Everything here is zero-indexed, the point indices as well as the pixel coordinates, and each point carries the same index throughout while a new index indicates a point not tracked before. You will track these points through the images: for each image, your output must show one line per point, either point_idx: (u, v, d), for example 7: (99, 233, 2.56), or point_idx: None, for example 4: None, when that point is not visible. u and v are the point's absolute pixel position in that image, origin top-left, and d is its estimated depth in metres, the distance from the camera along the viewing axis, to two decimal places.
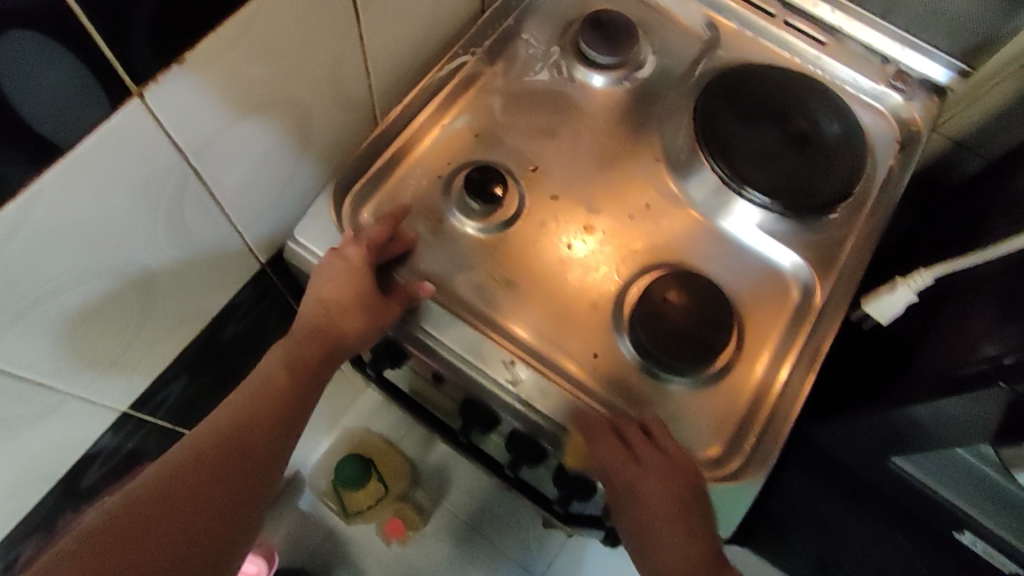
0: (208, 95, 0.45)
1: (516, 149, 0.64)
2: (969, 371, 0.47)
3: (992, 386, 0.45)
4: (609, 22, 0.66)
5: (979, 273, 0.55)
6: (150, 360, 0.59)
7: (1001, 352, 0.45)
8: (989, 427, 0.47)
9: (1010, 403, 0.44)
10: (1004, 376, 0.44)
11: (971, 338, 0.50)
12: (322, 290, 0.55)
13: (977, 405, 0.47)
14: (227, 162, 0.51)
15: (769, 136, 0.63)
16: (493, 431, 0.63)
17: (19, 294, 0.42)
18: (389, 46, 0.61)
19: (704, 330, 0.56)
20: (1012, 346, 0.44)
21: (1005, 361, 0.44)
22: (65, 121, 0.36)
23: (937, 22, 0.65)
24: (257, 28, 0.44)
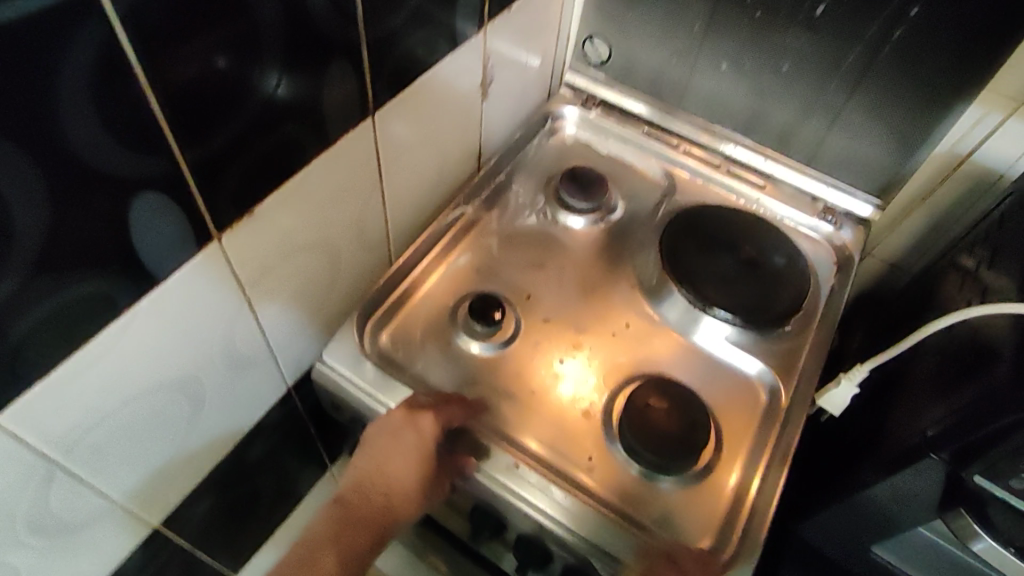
0: (266, 240, 0.56)
1: (511, 280, 0.75)
2: (907, 445, 0.55)
3: (927, 458, 0.53)
4: (584, 176, 0.80)
5: (903, 358, 0.64)
6: (185, 476, 0.64)
7: (926, 426, 0.53)
8: (938, 492, 0.54)
9: (946, 469, 0.52)
10: (933, 447, 0.52)
11: (904, 415, 0.57)
12: (375, 454, 0.60)
13: (923, 477, 0.55)
14: (272, 295, 0.61)
15: (725, 264, 0.74)
16: (499, 538, 0.67)
17: (101, 405, 0.49)
18: (402, 200, 0.73)
19: (688, 431, 0.63)
20: (934, 419, 0.52)
21: (930, 435, 0.52)
22: (161, 256, 0.46)
23: (851, 167, 0.79)
24: (306, 187, 0.57)
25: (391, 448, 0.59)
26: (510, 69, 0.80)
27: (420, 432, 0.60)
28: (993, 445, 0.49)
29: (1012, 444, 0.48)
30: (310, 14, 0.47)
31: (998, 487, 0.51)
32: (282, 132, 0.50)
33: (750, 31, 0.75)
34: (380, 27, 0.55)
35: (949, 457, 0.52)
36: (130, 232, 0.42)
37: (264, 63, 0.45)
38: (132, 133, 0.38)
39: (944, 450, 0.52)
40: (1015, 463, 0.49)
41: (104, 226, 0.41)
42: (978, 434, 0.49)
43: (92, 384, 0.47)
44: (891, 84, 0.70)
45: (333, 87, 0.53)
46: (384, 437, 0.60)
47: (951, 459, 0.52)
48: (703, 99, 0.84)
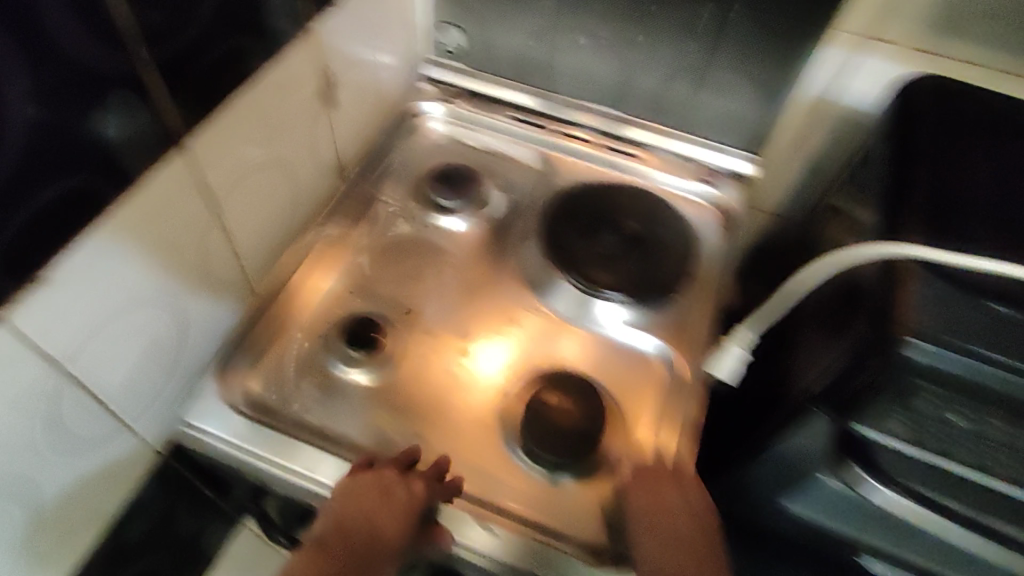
0: (79, 304, 0.50)
1: (389, 295, 0.70)
2: (796, 403, 0.53)
3: (815, 414, 0.51)
4: (456, 175, 0.76)
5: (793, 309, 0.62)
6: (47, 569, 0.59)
7: (811, 382, 0.52)
8: (829, 448, 0.53)
9: (835, 424, 0.51)
10: (817, 403, 0.51)
11: (796, 370, 0.56)
12: (371, 517, 0.52)
13: (814, 434, 0.53)
14: (108, 366, 0.56)
15: (607, 242, 0.71)
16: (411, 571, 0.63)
17: None
18: (255, 231, 0.68)
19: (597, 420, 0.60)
20: (817, 374, 0.51)
21: (814, 391, 0.51)
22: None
23: (721, 124, 0.76)
24: (116, 241, 0.51)
25: (380, 502, 0.52)
26: (356, 71, 0.74)
27: (410, 493, 0.53)
28: (867, 395, 0.46)
29: (883, 391, 0.46)
30: (61, 47, 0.41)
31: (880, 434, 0.49)
32: (61, 181, 0.44)
33: (605, 1, 0.71)
34: (165, 45, 0.49)
35: (834, 411, 0.50)
36: None
37: (11, 103, 0.39)
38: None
39: (828, 405, 0.50)
40: (892, 409, 0.47)
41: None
42: (854, 385, 0.47)
43: None
44: (751, 32, 0.67)
45: (119, 123, 0.47)
46: (375, 496, 0.53)
47: (835, 413, 0.50)
48: (571, 74, 0.80)
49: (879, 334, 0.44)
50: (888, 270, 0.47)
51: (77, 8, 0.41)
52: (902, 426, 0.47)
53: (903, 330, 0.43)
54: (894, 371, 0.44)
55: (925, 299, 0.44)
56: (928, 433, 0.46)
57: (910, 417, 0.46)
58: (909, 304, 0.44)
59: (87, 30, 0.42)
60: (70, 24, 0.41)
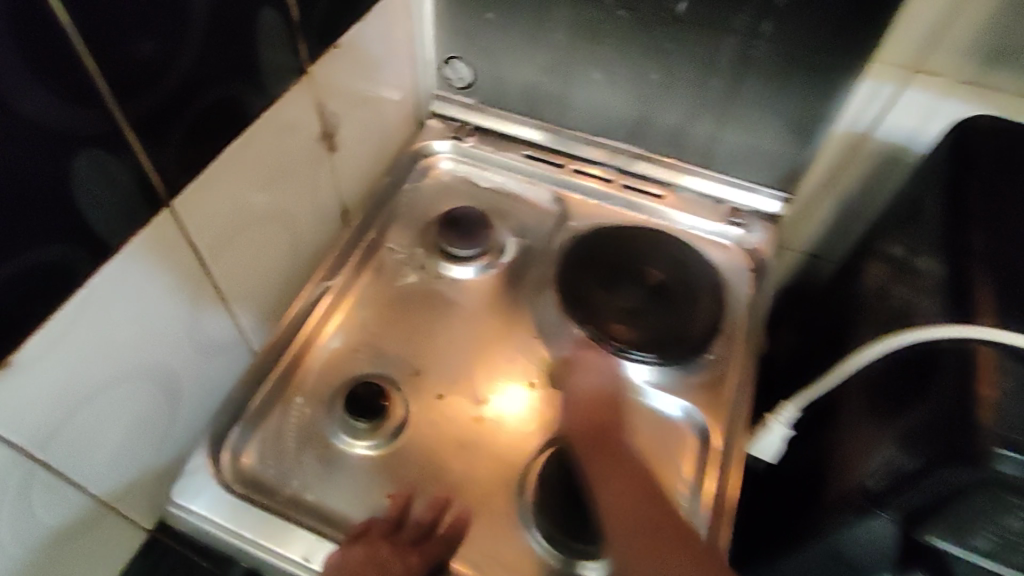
0: (47, 385, 0.45)
1: (396, 354, 0.65)
2: (845, 496, 0.47)
3: (874, 516, 0.45)
4: (463, 218, 0.70)
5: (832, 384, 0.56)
6: None
7: (865, 477, 0.45)
8: (890, 553, 0.46)
9: (898, 530, 0.44)
10: (877, 504, 0.44)
11: (843, 456, 0.49)
12: None
13: (871, 536, 0.46)
14: (86, 446, 0.51)
15: (631, 294, 0.65)
16: None
17: None
18: (251, 286, 0.63)
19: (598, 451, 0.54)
20: (872, 469, 0.45)
21: (870, 487, 0.45)
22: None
23: (748, 162, 0.71)
24: (88, 313, 0.46)
25: None
26: (357, 111, 0.70)
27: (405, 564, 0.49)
28: (944, 504, 0.40)
29: (969, 506, 0.39)
30: (19, 111, 0.37)
31: (961, 549, 0.42)
32: (24, 257, 0.40)
33: (622, 34, 0.66)
34: (141, 102, 0.45)
35: (899, 518, 0.43)
36: None
37: None
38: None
39: (891, 510, 0.44)
40: (976, 525, 0.40)
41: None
42: (925, 496, 0.41)
43: None
44: (779, 69, 0.62)
45: (91, 188, 0.43)
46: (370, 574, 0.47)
47: (902, 519, 0.43)
48: (585, 110, 0.75)
49: (955, 435, 0.39)
50: (966, 361, 0.42)
51: (35, 68, 0.37)
52: (988, 540, 0.41)
53: (993, 439, 0.37)
54: (981, 488, 0.38)
55: (1012, 401, 0.39)
56: (1019, 550, 0.40)
57: (998, 535, 0.40)
58: (995, 407, 0.39)
59: (48, 91, 0.38)
60: (30, 85, 0.37)
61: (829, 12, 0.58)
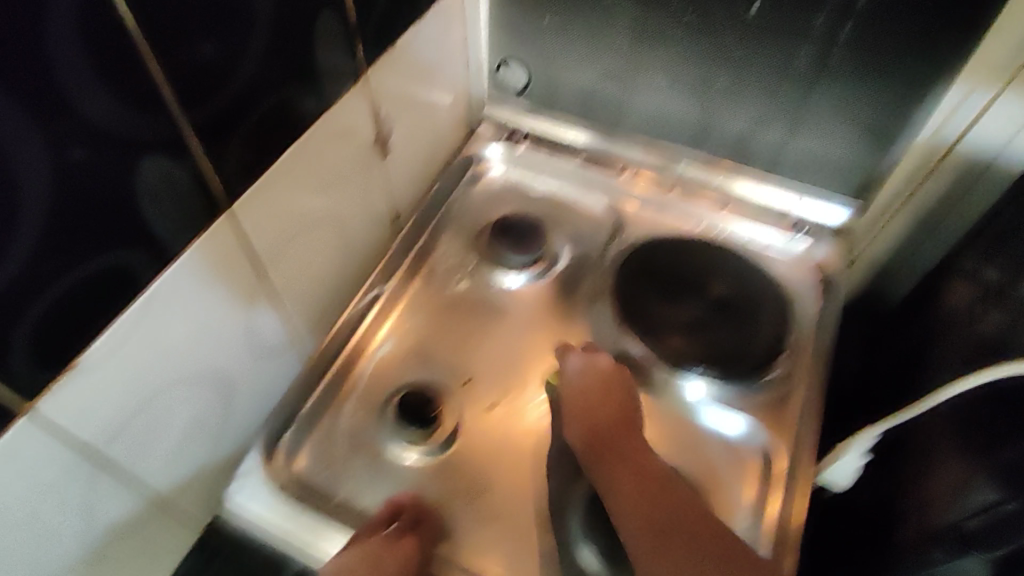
0: (109, 388, 0.45)
1: (447, 363, 0.64)
2: (939, 535, 0.43)
3: (968, 557, 0.40)
4: (516, 226, 0.69)
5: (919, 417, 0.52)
6: None
7: (965, 515, 0.41)
8: None
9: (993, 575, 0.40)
10: (974, 543, 0.40)
11: (935, 492, 0.45)
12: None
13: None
14: (144, 448, 0.51)
15: (692, 307, 0.63)
16: None
17: None
18: (304, 291, 0.63)
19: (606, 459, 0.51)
20: (974, 507, 0.41)
21: (970, 527, 0.40)
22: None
23: (816, 171, 0.68)
24: (150, 318, 0.46)
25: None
26: (412, 114, 0.69)
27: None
28: None
29: None
30: (86, 115, 0.37)
31: None
32: (89, 262, 0.40)
33: (687, 37, 0.64)
34: (204, 107, 0.44)
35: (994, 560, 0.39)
36: None
37: (26, 173, 0.35)
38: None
39: (988, 551, 0.39)
40: None
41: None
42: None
43: None
44: (856, 74, 0.59)
45: (155, 192, 0.43)
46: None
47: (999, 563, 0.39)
48: (643, 115, 0.72)
49: None
50: None
51: (103, 72, 0.37)
52: None
53: None
54: None
55: None
56: None
57: None
58: None
59: (116, 95, 0.38)
60: (99, 90, 0.37)
61: (914, 14, 0.54)
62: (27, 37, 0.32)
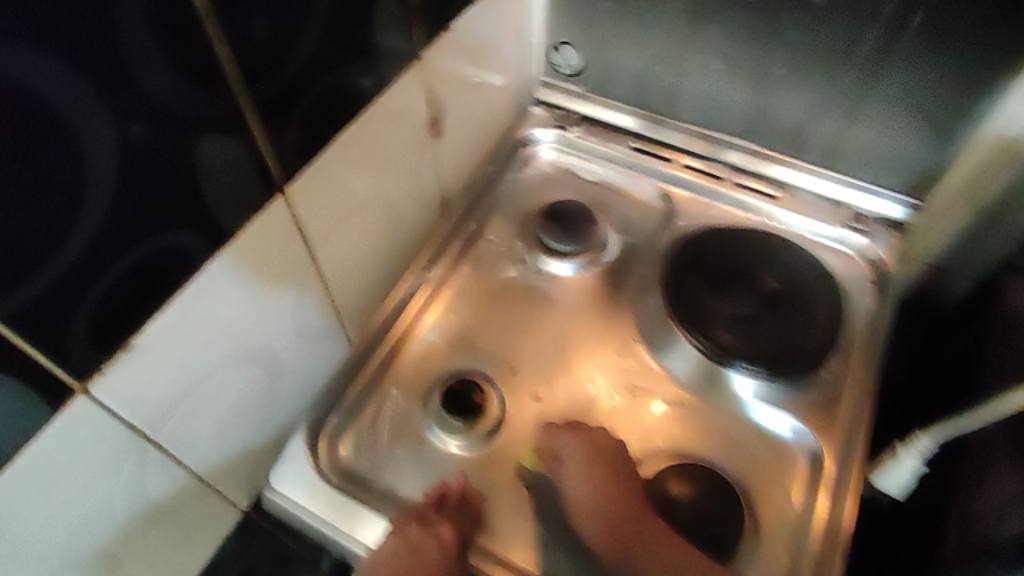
0: (163, 365, 0.46)
1: (491, 350, 0.63)
2: (996, 549, 0.40)
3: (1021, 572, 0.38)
4: (564, 213, 0.68)
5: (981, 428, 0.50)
6: None
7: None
8: None
9: None
10: None
11: (998, 508, 0.43)
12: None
13: None
14: (195, 423, 0.52)
15: (742, 302, 0.62)
16: None
17: None
18: (352, 274, 0.63)
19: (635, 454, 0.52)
20: None
21: None
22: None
23: (877, 164, 0.66)
24: (205, 299, 0.47)
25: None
26: (463, 97, 0.68)
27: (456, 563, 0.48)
28: None
29: None
30: (150, 95, 0.37)
31: None
32: (149, 242, 0.41)
33: (747, 21, 0.61)
34: (263, 89, 0.44)
35: None
36: None
37: (88, 147, 0.35)
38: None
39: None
40: None
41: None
42: None
43: None
44: (927, 65, 0.57)
45: (213, 173, 0.43)
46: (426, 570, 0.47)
47: None
48: (697, 102, 0.70)
49: None
50: None
51: (168, 51, 0.37)
52: None
53: None
54: None
55: None
56: None
57: None
58: None
59: (179, 76, 0.38)
60: (163, 70, 0.37)
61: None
62: (92, 11, 0.32)
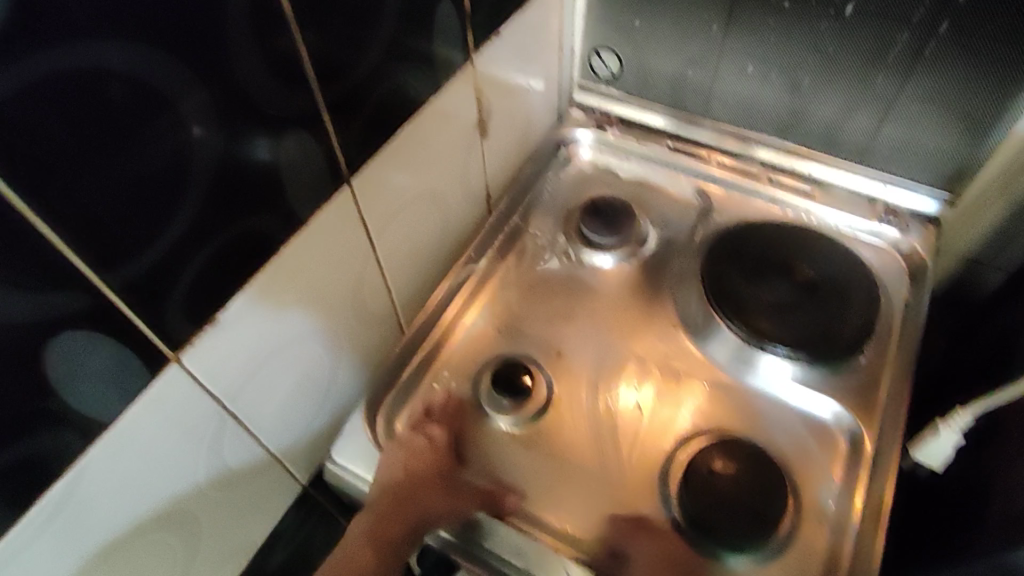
0: (243, 339, 0.50)
1: (536, 336, 0.67)
2: None
3: None
4: (607, 208, 0.71)
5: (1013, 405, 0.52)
6: None
7: None
8: None
9: None
10: None
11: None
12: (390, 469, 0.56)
13: None
14: (262, 398, 0.55)
15: (779, 291, 0.64)
16: None
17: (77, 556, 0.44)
18: (405, 264, 0.67)
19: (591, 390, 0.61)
20: None
21: None
22: (72, 362, 0.38)
23: (910, 161, 0.68)
24: (278, 279, 0.51)
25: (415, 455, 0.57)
26: (507, 99, 0.72)
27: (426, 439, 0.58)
28: None
29: None
30: (240, 86, 0.41)
31: None
32: (236, 224, 0.45)
33: (779, 29, 0.65)
34: (336, 84, 0.48)
35: None
36: (72, 376, 0.38)
37: (192, 136, 0.39)
38: (27, 255, 0.33)
39: None
40: None
41: (5, 382, 0.34)
42: None
43: (70, 528, 0.42)
44: (955, 66, 0.59)
45: (291, 161, 0.47)
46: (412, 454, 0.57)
47: None
48: (730, 103, 0.74)
49: None
50: None
51: (255, 44, 0.40)
52: None
53: None
54: None
55: None
56: None
57: None
58: None
59: (264, 68, 0.42)
60: (256, 69, 0.41)
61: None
62: (203, 13, 0.36)
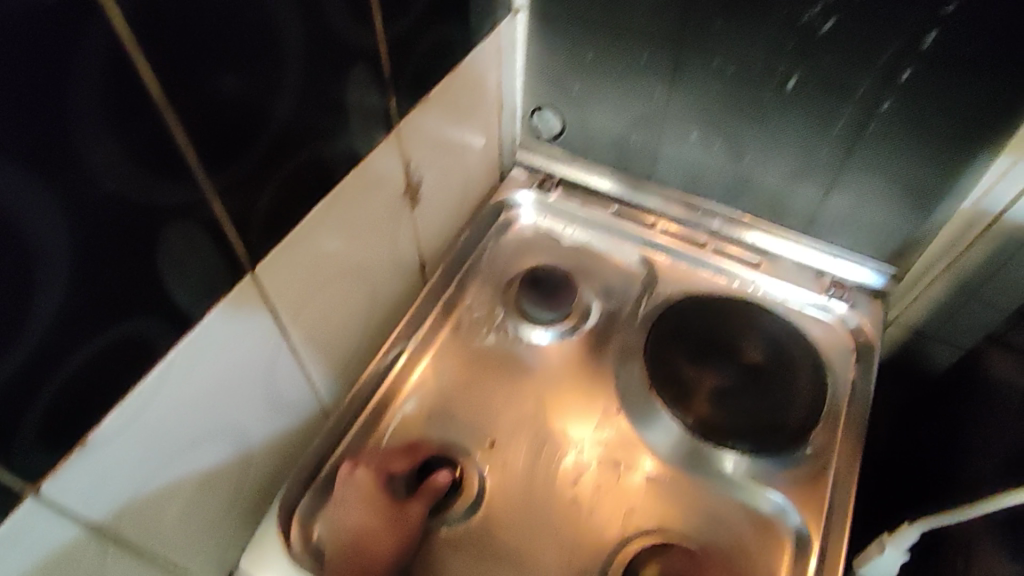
0: (126, 455, 0.43)
1: (469, 421, 0.62)
2: None
3: None
4: (547, 278, 0.68)
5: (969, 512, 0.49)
6: None
7: None
8: None
9: None
10: None
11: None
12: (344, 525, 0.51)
13: None
14: (156, 510, 0.49)
15: (722, 374, 0.61)
16: None
17: None
18: (327, 345, 0.62)
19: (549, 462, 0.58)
20: None
21: None
22: None
23: (856, 232, 0.65)
24: (168, 385, 0.44)
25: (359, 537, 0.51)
26: (441, 161, 0.68)
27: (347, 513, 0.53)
28: None
29: None
30: (104, 186, 0.35)
31: None
32: (109, 335, 0.38)
33: (721, 91, 0.62)
34: (231, 170, 0.42)
35: None
36: None
37: (37, 247, 0.33)
38: None
39: None
40: None
41: None
42: None
43: None
44: (899, 138, 0.57)
45: (177, 258, 0.41)
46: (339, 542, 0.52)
47: None
48: (677, 165, 0.70)
49: None
50: None
51: (119, 140, 0.34)
52: None
53: None
54: None
55: None
56: None
57: None
58: None
59: (133, 163, 0.36)
60: (125, 162, 0.35)
61: (956, 68, 0.51)
62: (41, 114, 0.30)
